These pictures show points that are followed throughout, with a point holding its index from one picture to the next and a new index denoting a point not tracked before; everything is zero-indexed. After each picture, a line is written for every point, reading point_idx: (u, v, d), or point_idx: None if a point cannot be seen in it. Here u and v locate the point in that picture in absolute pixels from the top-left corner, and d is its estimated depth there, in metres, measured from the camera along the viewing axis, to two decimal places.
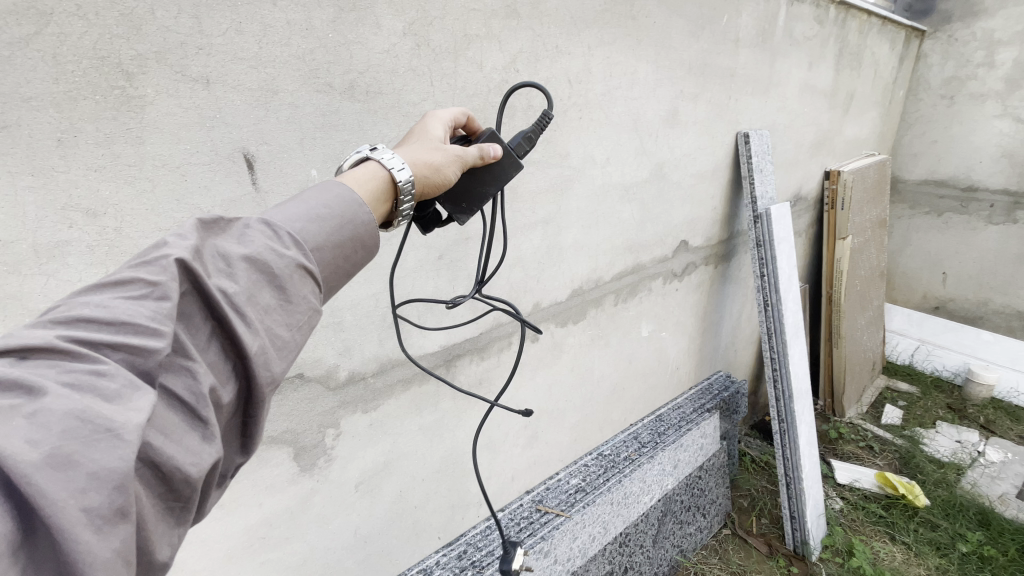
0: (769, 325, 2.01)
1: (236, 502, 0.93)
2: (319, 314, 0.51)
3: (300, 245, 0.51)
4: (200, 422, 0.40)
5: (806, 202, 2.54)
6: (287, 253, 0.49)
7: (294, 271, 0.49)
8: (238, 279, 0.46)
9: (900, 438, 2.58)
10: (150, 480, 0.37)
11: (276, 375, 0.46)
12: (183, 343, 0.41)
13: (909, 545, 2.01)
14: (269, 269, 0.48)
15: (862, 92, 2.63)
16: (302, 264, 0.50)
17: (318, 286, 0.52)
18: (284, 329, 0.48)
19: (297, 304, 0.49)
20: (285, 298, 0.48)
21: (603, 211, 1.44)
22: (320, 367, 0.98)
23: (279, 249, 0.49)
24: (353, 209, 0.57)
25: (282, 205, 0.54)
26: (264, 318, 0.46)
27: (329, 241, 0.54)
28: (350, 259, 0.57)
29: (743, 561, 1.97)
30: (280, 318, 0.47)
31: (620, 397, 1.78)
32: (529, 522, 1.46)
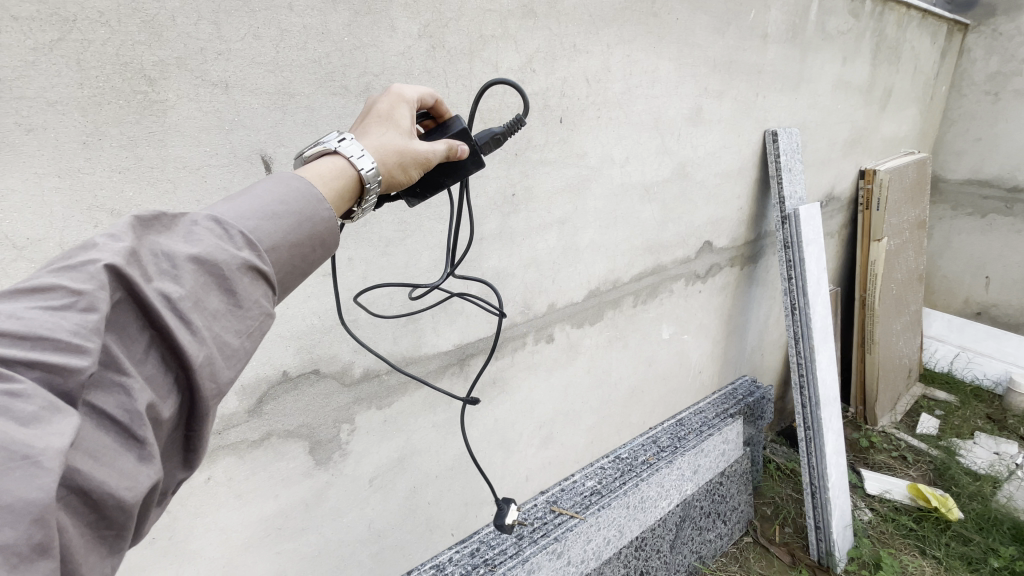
0: (797, 330, 1.94)
1: (253, 493, 0.96)
2: (271, 318, 0.50)
3: (253, 245, 0.49)
4: (135, 441, 0.39)
5: (839, 202, 2.45)
6: (237, 255, 0.48)
7: (245, 273, 0.48)
8: (184, 283, 0.44)
9: (935, 449, 2.47)
10: (78, 509, 0.36)
11: (222, 385, 0.45)
12: (114, 357, 0.40)
13: (940, 559, 1.93)
14: (217, 272, 0.46)
15: (901, 87, 2.52)
16: (253, 266, 0.49)
17: (271, 287, 0.51)
18: (232, 336, 0.46)
19: (248, 308, 0.48)
20: (234, 302, 0.47)
21: (621, 211, 1.42)
22: (335, 364, 1.00)
23: (229, 249, 0.47)
24: (313, 206, 0.56)
25: (232, 200, 0.51)
26: (211, 325, 0.45)
27: (284, 239, 0.53)
28: (309, 257, 0.56)
29: (765, 569, 1.92)
30: (227, 325, 0.46)
31: (639, 399, 1.75)
32: (543, 523, 1.46)
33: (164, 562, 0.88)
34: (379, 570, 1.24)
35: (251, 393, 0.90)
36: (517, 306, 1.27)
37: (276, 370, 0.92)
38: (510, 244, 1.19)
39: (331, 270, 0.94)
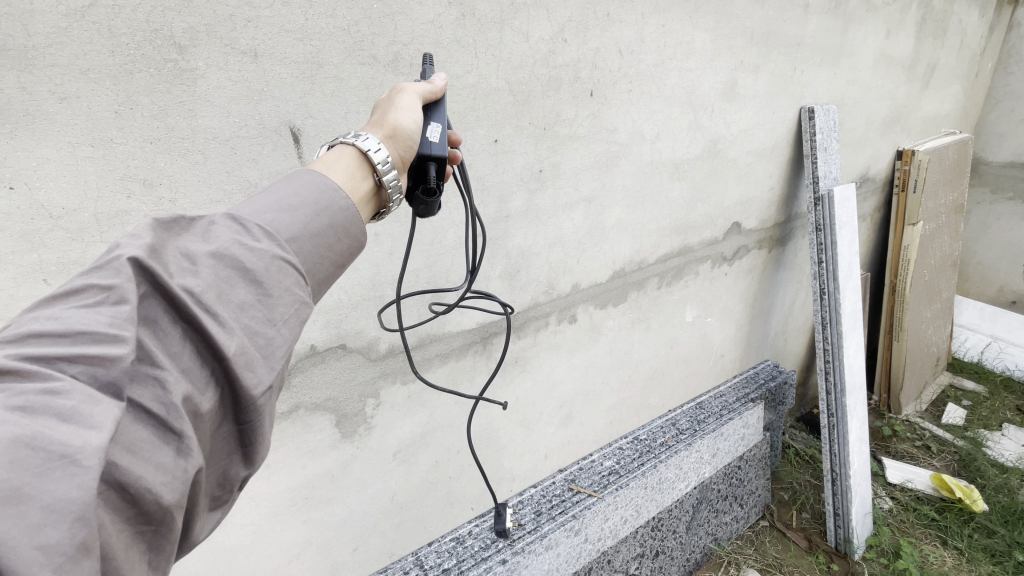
0: (824, 315, 1.90)
1: (281, 464, 0.98)
2: (305, 307, 0.48)
3: (272, 236, 0.48)
4: (173, 434, 0.38)
5: (874, 184, 2.36)
6: (259, 246, 0.46)
7: (271, 263, 0.46)
8: (202, 276, 0.43)
9: (961, 439, 2.42)
10: (118, 505, 0.36)
11: (262, 378, 0.43)
12: (148, 351, 0.39)
13: (962, 550, 1.91)
14: (241, 265, 0.45)
15: (946, 62, 2.39)
16: (277, 256, 0.47)
17: (301, 276, 0.49)
18: (264, 326, 0.45)
19: (278, 297, 0.46)
20: (263, 291, 0.45)
21: (650, 189, 1.38)
22: (361, 339, 1.01)
23: (249, 243, 0.46)
24: (326, 195, 0.54)
25: (252, 198, 0.50)
26: (239, 316, 0.43)
27: (305, 229, 0.51)
28: (334, 247, 0.54)
29: (781, 553, 1.91)
30: (258, 314, 0.45)
31: (660, 381, 1.74)
32: (561, 500, 1.47)
33: None
34: (400, 541, 1.26)
35: None
36: (541, 285, 1.26)
37: (304, 344, 0.93)
38: (536, 222, 1.17)
39: None
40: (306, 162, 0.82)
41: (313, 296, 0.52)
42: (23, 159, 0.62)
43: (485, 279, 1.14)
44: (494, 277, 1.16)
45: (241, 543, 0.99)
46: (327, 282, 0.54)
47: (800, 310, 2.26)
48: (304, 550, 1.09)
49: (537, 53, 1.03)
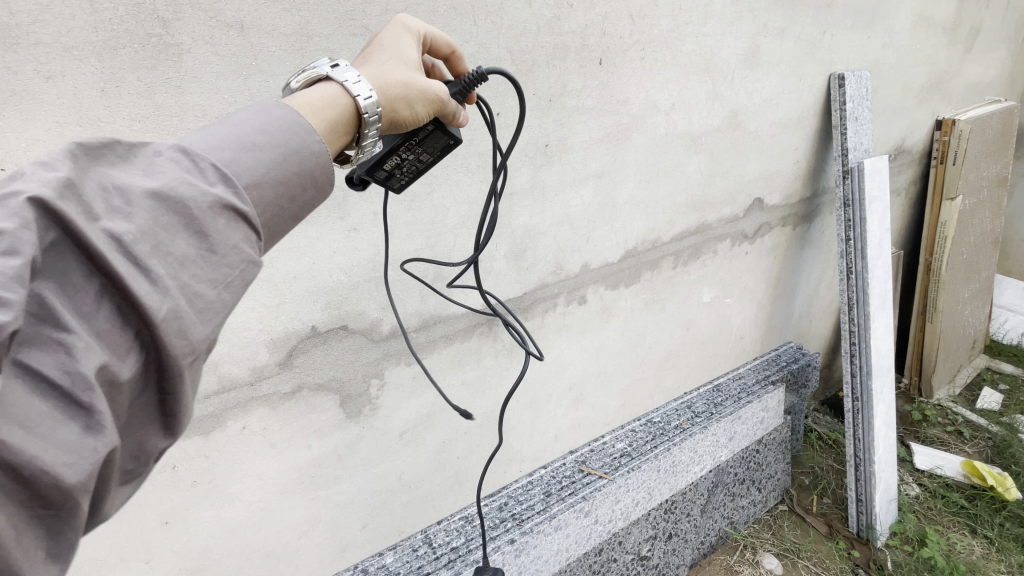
0: (850, 295, 1.81)
1: (287, 443, 1.00)
2: (254, 266, 0.46)
3: (228, 181, 0.45)
4: (81, 408, 0.34)
5: (909, 156, 2.23)
6: (208, 192, 0.43)
7: (223, 213, 0.44)
8: (138, 219, 0.40)
9: (996, 425, 2.31)
10: (9, 487, 0.32)
11: (196, 343, 0.40)
12: (53, 309, 0.35)
13: (992, 539, 1.84)
14: (188, 212, 0.42)
15: (992, 23, 2.22)
16: (229, 205, 0.44)
17: (255, 231, 0.47)
18: (204, 286, 0.42)
19: (226, 254, 0.43)
20: (207, 246, 0.42)
21: (664, 163, 1.32)
22: (364, 320, 1.00)
23: (198, 185, 0.43)
24: (299, 138, 0.52)
25: (204, 133, 0.47)
26: (178, 273, 0.41)
27: (267, 177, 0.49)
28: (299, 198, 0.52)
29: (798, 539, 1.87)
30: (200, 272, 0.42)
31: (675, 362, 1.69)
32: (571, 482, 1.46)
33: (205, 502, 0.94)
34: (410, 519, 1.27)
35: (281, 346, 0.92)
36: (548, 266, 1.22)
37: (305, 325, 0.93)
38: (542, 199, 1.14)
39: (356, 225, 0.92)
40: None
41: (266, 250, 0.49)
42: (12, 140, 0.61)
43: (490, 259, 1.11)
44: (499, 257, 1.13)
45: (250, 519, 1.01)
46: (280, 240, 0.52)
47: (825, 290, 2.17)
48: (314, 527, 1.11)
49: (540, 20, 0.98)
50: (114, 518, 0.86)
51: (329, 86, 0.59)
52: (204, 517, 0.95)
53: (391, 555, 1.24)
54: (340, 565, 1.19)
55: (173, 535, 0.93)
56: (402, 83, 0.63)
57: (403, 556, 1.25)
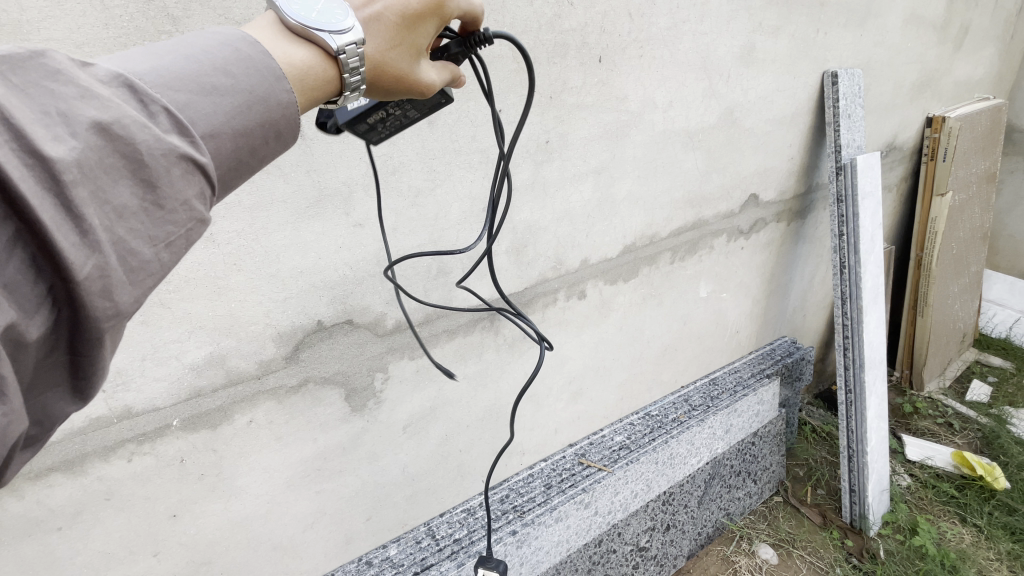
0: (844, 290, 1.84)
1: (292, 437, 1.01)
2: (200, 225, 0.43)
3: (185, 129, 0.41)
4: None
5: (901, 153, 2.26)
6: (164, 138, 0.40)
7: (173, 164, 0.40)
8: (77, 156, 0.36)
9: (985, 417, 2.37)
10: None
11: (121, 306, 0.38)
12: None
13: (981, 527, 1.89)
14: (133, 157, 0.39)
15: (982, 21, 2.26)
16: (183, 154, 0.41)
17: (208, 187, 0.44)
18: (141, 244, 0.39)
19: (168, 211, 0.41)
20: (152, 200, 0.40)
21: (662, 160, 1.34)
22: (368, 315, 1.01)
23: (151, 128, 0.39)
24: (266, 85, 0.47)
25: (157, 62, 0.43)
26: (111, 227, 0.38)
27: (228, 127, 0.44)
28: (259, 151, 0.48)
29: (794, 529, 1.91)
30: (139, 228, 0.39)
31: (673, 356, 1.72)
32: (571, 474, 1.49)
33: (212, 495, 0.95)
34: (413, 512, 1.29)
35: (288, 340, 0.93)
36: (549, 261, 1.24)
37: (311, 319, 0.95)
38: (544, 195, 1.16)
39: (362, 220, 0.93)
40: (305, 137, 0.82)
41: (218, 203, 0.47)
42: None
43: (492, 255, 1.13)
44: (501, 252, 1.15)
45: (257, 512, 1.02)
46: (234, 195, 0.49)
47: (819, 285, 2.20)
48: (318, 520, 1.12)
49: (541, 17, 1.00)
50: (123, 511, 0.87)
51: (323, 58, 0.52)
52: (211, 510, 0.96)
53: (395, 547, 1.26)
54: (344, 557, 1.20)
55: (181, 528, 0.94)
56: (398, 75, 0.58)
57: (406, 548, 1.26)
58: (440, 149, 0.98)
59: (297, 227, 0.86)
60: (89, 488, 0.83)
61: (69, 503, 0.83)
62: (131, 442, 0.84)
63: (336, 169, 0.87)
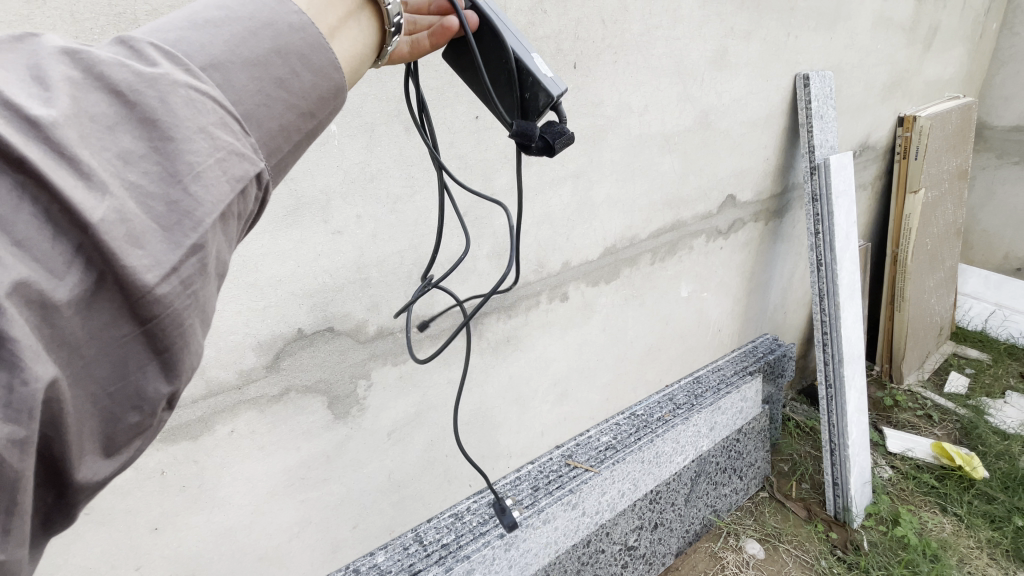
0: (821, 286, 1.88)
1: (275, 446, 1.01)
2: (235, 159, 0.38)
3: (179, 58, 0.37)
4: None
5: (874, 152, 2.32)
6: (157, 70, 0.36)
7: (170, 92, 0.36)
8: (59, 104, 0.33)
9: (963, 408, 2.43)
10: None
11: (154, 254, 0.33)
12: None
13: (961, 516, 1.93)
14: (125, 96, 0.35)
15: (949, 23, 2.33)
16: (186, 84, 0.36)
17: (229, 117, 0.38)
18: (169, 188, 0.35)
19: (186, 141, 0.35)
20: (165, 137, 0.35)
21: (640, 163, 1.36)
22: (349, 322, 1.02)
23: (145, 67, 0.36)
24: (270, 9, 0.42)
25: (155, 22, 0.40)
26: (121, 172, 0.34)
27: (235, 55, 0.40)
28: (292, 82, 0.42)
29: (780, 524, 1.94)
30: (157, 170, 0.35)
31: (657, 356, 1.74)
32: (558, 475, 1.50)
33: (195, 507, 0.95)
34: (400, 518, 1.29)
35: (268, 349, 0.93)
36: (530, 264, 1.26)
37: (291, 328, 0.95)
38: (522, 199, 1.17)
39: (340, 227, 0.94)
40: None
41: (261, 140, 0.41)
42: None
43: (472, 259, 1.14)
44: (482, 256, 1.16)
45: (241, 523, 1.02)
46: (287, 133, 0.43)
47: (798, 282, 2.24)
48: (304, 528, 1.12)
49: (515, 26, 1.01)
50: (103, 526, 0.86)
51: None
52: (193, 521, 0.96)
53: (383, 554, 1.26)
54: (331, 565, 1.20)
55: (164, 541, 0.94)
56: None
57: (394, 555, 1.26)
58: (417, 155, 0.99)
59: (275, 235, 0.86)
60: None
61: None
62: None
63: (313, 177, 0.87)
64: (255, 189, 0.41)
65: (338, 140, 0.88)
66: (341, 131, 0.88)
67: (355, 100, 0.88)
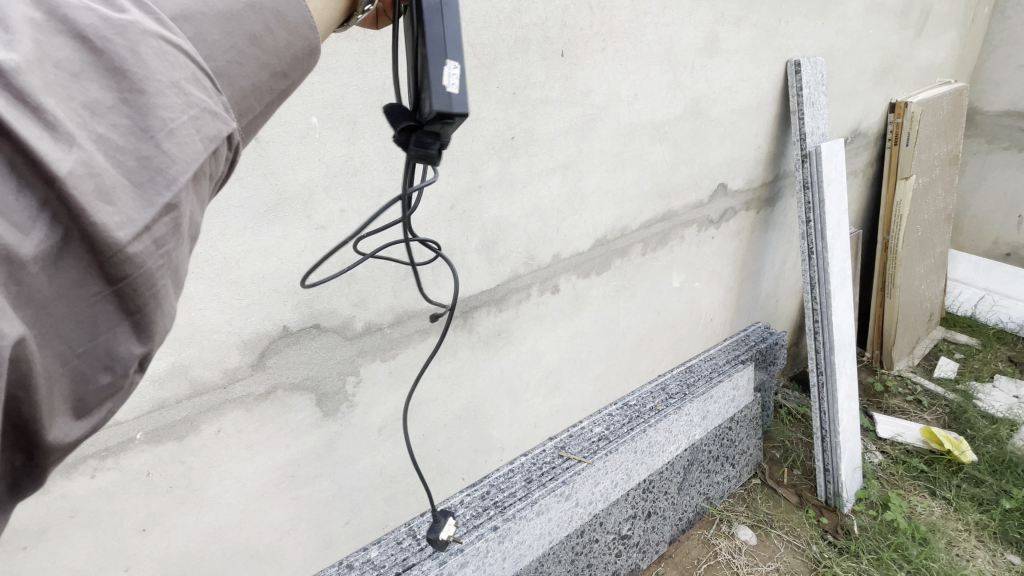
0: (813, 275, 1.88)
1: (263, 445, 1.00)
2: (210, 116, 0.37)
3: (145, 6, 0.36)
4: None
5: (865, 139, 2.31)
6: (126, 16, 0.34)
7: (139, 41, 0.34)
8: (20, 48, 0.31)
9: (952, 393, 2.46)
10: None
11: (128, 210, 0.32)
12: None
13: (949, 499, 1.96)
14: (92, 43, 0.33)
15: (941, 7, 2.31)
16: (156, 33, 0.35)
17: (201, 72, 0.37)
18: (139, 140, 0.33)
19: (159, 96, 0.34)
20: (132, 88, 0.34)
21: (630, 153, 1.35)
22: (336, 318, 1.00)
23: (112, 12, 0.34)
24: None
25: None
26: (88, 124, 0.32)
27: (203, 11, 0.39)
28: (263, 44, 0.43)
29: (772, 510, 1.96)
30: (126, 121, 0.33)
31: (649, 346, 1.73)
32: (551, 467, 1.50)
33: (183, 507, 0.94)
34: (393, 512, 1.29)
35: (253, 347, 0.92)
36: (520, 257, 1.24)
37: (277, 325, 0.93)
38: (511, 191, 1.15)
39: (324, 222, 0.92)
40: (260, 138, 0.81)
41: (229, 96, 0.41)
42: None
43: (461, 253, 1.12)
44: (471, 250, 1.14)
45: (231, 522, 1.01)
46: (259, 93, 0.43)
47: (790, 271, 2.24)
48: (296, 525, 1.11)
49: (500, 13, 0.99)
50: (89, 528, 0.85)
51: None
52: (182, 521, 0.95)
53: (376, 549, 1.26)
54: (325, 561, 1.20)
55: (152, 542, 0.92)
56: None
57: (387, 549, 1.26)
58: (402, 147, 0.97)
59: (257, 231, 0.85)
60: (51, 506, 0.81)
61: (32, 522, 0.80)
62: (94, 457, 0.83)
63: (294, 171, 0.85)
64: (224, 150, 0.40)
65: (320, 133, 0.86)
66: (322, 124, 0.86)
67: (336, 91, 0.86)
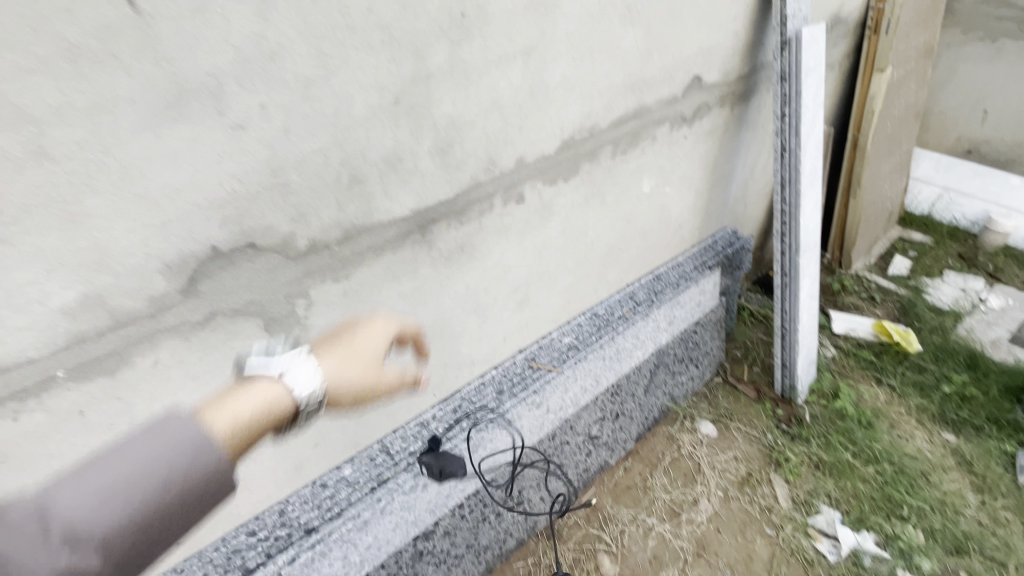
0: (784, 175, 1.83)
1: (211, 376, 0.93)
2: (219, 494, 0.59)
3: (182, 458, 0.57)
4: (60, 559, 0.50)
5: (845, 26, 2.17)
6: (174, 475, 0.56)
7: (167, 469, 0.56)
8: (107, 528, 0.52)
9: (903, 289, 2.58)
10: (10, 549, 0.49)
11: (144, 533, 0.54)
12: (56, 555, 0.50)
13: (894, 387, 2.10)
14: (151, 488, 0.55)
15: None
16: (190, 474, 0.57)
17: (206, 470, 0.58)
18: (158, 493, 0.55)
19: (180, 490, 0.56)
20: (170, 507, 0.56)
21: (597, 39, 1.20)
22: (274, 235, 0.89)
23: (167, 473, 0.56)
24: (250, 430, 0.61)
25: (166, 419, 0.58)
26: (130, 515, 0.53)
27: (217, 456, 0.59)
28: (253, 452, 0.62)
29: (731, 404, 2.07)
30: (164, 514, 0.56)
31: (618, 256, 1.68)
32: (522, 378, 1.49)
33: None
34: (364, 432, 1.26)
35: (179, 271, 0.82)
36: (480, 160, 1.12)
37: (203, 245, 0.82)
38: (465, 84, 1.02)
39: (242, 120, 0.79)
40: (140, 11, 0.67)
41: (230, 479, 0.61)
42: None
43: (412, 157, 1.01)
44: (424, 154, 1.02)
45: None
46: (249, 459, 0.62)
47: (760, 172, 2.18)
48: (261, 452, 1.08)
49: None
50: (25, 471, 0.79)
51: None
52: None
53: (349, 467, 1.24)
54: (296, 484, 1.17)
55: None
56: None
57: (361, 467, 1.25)
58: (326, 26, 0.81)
59: (158, 131, 0.73)
60: None
61: None
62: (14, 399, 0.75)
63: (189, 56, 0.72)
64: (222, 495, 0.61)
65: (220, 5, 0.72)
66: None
67: None
